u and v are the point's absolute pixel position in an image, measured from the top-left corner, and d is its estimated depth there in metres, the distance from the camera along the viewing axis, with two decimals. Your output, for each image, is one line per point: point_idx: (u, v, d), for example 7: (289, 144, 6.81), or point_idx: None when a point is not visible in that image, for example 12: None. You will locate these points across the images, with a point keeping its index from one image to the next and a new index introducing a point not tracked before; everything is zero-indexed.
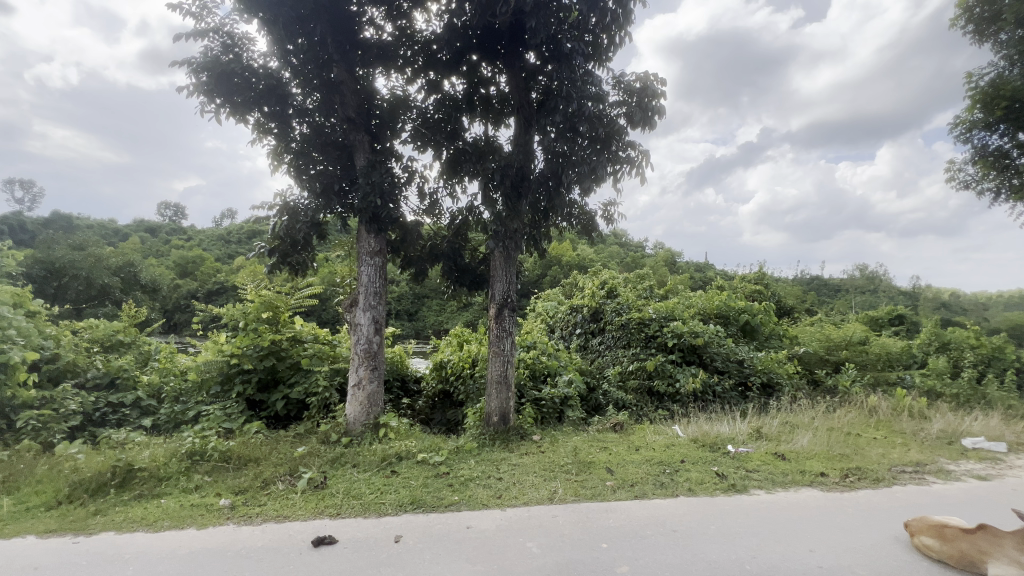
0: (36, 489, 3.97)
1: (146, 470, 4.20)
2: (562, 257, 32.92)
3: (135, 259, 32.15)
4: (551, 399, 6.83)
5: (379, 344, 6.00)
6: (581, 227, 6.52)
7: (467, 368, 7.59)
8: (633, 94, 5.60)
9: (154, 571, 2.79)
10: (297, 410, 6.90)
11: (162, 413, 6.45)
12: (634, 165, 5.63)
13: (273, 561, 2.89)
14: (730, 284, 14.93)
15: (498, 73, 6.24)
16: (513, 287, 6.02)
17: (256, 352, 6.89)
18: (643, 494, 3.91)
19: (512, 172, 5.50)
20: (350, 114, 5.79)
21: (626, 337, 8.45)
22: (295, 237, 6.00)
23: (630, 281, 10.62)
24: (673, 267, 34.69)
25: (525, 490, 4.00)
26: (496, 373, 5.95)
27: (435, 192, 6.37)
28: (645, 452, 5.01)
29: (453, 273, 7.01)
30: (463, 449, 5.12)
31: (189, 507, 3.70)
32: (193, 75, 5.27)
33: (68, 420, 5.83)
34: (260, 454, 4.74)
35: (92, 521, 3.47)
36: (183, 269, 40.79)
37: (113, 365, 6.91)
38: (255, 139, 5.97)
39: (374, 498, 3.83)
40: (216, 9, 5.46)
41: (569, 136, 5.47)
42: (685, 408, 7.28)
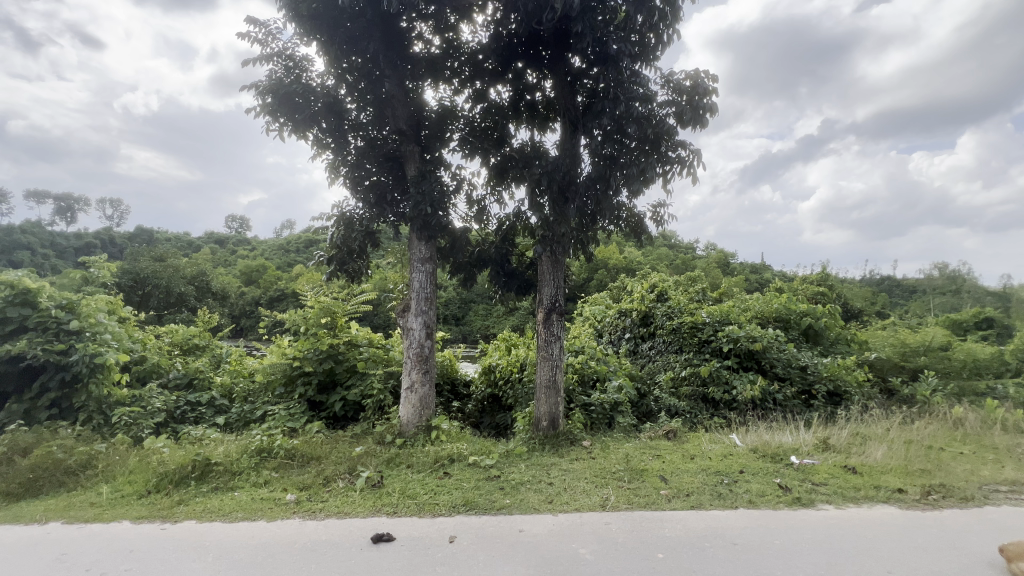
0: (129, 478, 4.38)
1: (221, 464, 4.51)
2: (608, 260, 32.56)
3: (207, 269, 34.87)
4: (601, 404, 6.75)
5: (431, 348, 6.16)
6: (629, 229, 6.41)
7: (516, 372, 7.63)
8: (683, 92, 5.47)
9: (230, 559, 3.00)
10: (354, 411, 7.18)
11: (234, 413, 6.91)
12: (685, 164, 5.47)
13: (335, 555, 3.02)
14: (791, 286, 14.14)
15: (543, 79, 6.29)
16: (561, 291, 6.00)
17: (316, 355, 7.28)
18: (700, 504, 3.79)
19: (559, 176, 5.51)
20: (401, 126, 6.04)
21: (677, 342, 8.22)
22: (351, 246, 6.27)
23: (680, 284, 10.31)
24: (727, 268, 33.38)
25: (577, 496, 3.97)
26: (545, 377, 5.95)
27: (483, 199, 6.47)
28: (700, 461, 4.83)
29: (501, 278, 7.10)
30: (513, 453, 5.15)
31: (260, 500, 3.96)
32: (260, 98, 5.67)
33: (153, 416, 6.37)
34: (321, 453, 4.98)
35: (176, 510, 3.79)
36: (248, 277, 43.67)
37: (191, 367, 7.50)
38: (315, 154, 6.33)
39: (429, 498, 3.93)
40: (279, 35, 5.87)
41: (617, 138, 5.42)
42: (742, 416, 6.97)
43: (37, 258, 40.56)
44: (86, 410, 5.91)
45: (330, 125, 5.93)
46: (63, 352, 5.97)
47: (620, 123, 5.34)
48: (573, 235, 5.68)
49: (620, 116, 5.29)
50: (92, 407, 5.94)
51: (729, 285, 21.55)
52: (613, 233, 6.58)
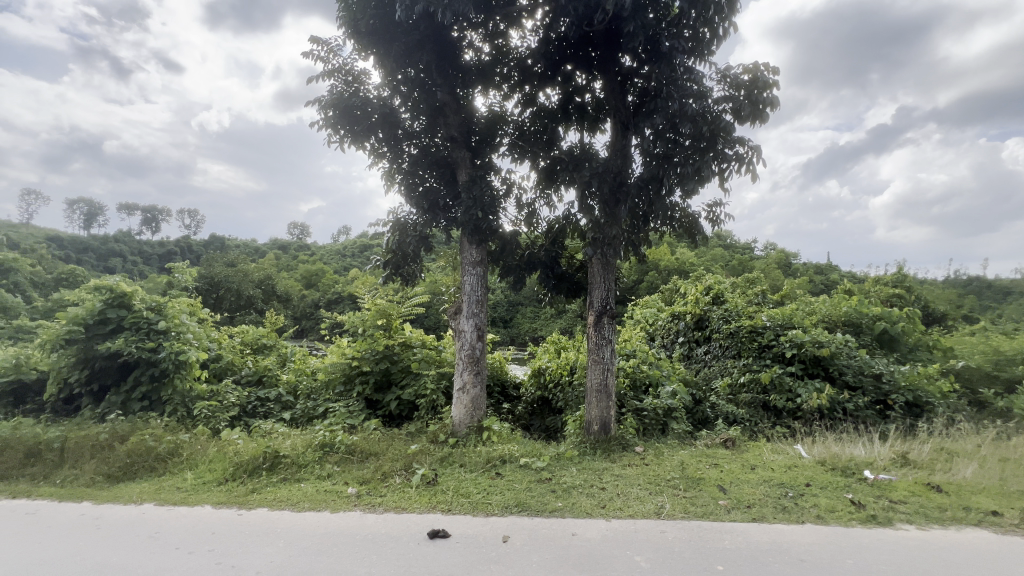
0: (208, 467, 4.76)
1: (289, 457, 4.82)
2: (660, 262, 31.77)
3: (272, 274, 37.26)
4: (654, 410, 6.58)
5: (482, 350, 6.25)
6: (683, 229, 6.24)
7: (566, 375, 7.59)
8: (741, 87, 5.26)
9: (300, 545, 3.20)
10: (409, 410, 7.40)
11: (299, 409, 7.32)
12: (744, 162, 5.26)
13: (395, 548, 3.15)
14: (862, 288, 13.13)
15: (593, 81, 6.27)
16: (612, 294, 5.92)
17: (373, 355, 7.60)
18: (762, 517, 3.61)
19: (610, 178, 5.45)
20: (453, 133, 6.21)
21: (735, 346, 7.87)
22: (406, 251, 6.47)
23: (737, 286, 9.88)
24: (788, 269, 31.58)
25: (631, 502, 3.91)
26: (596, 381, 5.89)
27: (533, 202, 6.50)
28: (762, 472, 4.61)
29: (550, 280, 7.12)
30: (565, 456, 5.14)
31: (324, 492, 4.19)
32: (323, 112, 6.00)
33: (229, 410, 6.89)
34: (379, 449, 5.20)
35: (250, 497, 4.09)
36: (309, 280, 46.15)
37: (261, 365, 8.04)
38: (372, 163, 6.62)
39: (482, 498, 4.00)
40: (340, 52, 6.20)
41: (670, 136, 5.30)
42: (808, 426, 6.56)
43: (128, 265, 45.09)
44: (172, 403, 6.48)
45: (386, 135, 6.18)
46: (152, 350, 6.61)
47: (674, 121, 5.22)
48: (624, 237, 5.60)
49: (673, 115, 5.17)
50: (177, 400, 6.52)
51: (791, 286, 20.34)
52: (666, 233, 6.42)
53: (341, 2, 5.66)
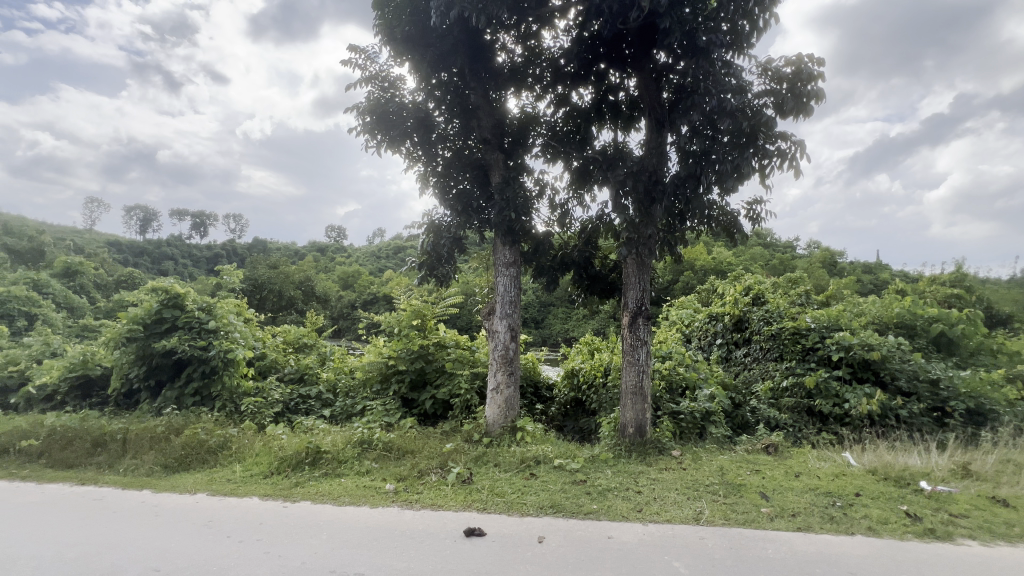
0: (255, 460, 4.99)
1: (330, 452, 4.98)
2: (695, 261, 30.98)
3: (311, 276, 38.59)
4: (691, 413, 6.42)
5: (515, 350, 6.27)
6: (721, 228, 6.07)
7: (599, 377, 7.52)
8: (783, 81, 5.08)
9: (341, 538, 3.31)
10: (443, 409, 7.51)
11: (338, 406, 7.55)
12: (786, 157, 5.08)
13: (432, 544, 3.21)
14: (917, 288, 12.38)
15: (627, 78, 6.19)
16: (647, 295, 5.83)
17: (408, 354, 7.73)
18: (808, 527, 3.47)
19: (645, 177, 5.36)
20: (486, 135, 6.27)
21: (777, 349, 7.58)
22: (440, 252, 6.57)
23: (779, 286, 9.51)
24: (833, 268, 30.15)
25: (668, 507, 3.84)
26: (631, 383, 5.80)
27: (566, 203, 6.47)
28: (806, 480, 4.43)
29: (584, 281, 7.07)
30: (599, 459, 5.09)
31: (363, 487, 4.32)
32: (360, 118, 6.18)
33: (273, 406, 7.18)
34: (415, 447, 5.31)
35: (295, 490, 4.27)
36: (345, 280, 47.43)
37: (303, 363, 8.34)
38: (407, 167, 6.76)
39: (517, 498, 4.02)
40: (376, 59, 6.36)
41: (707, 133, 5.18)
42: (857, 433, 6.25)
43: (179, 268, 47.77)
44: (221, 398, 6.82)
45: (420, 138, 6.30)
46: (203, 348, 6.99)
47: (711, 117, 5.09)
48: (659, 237, 5.50)
49: (711, 111, 5.04)
50: (226, 396, 6.85)
51: (838, 286, 19.42)
52: (703, 232, 6.28)
53: (378, 11, 5.82)
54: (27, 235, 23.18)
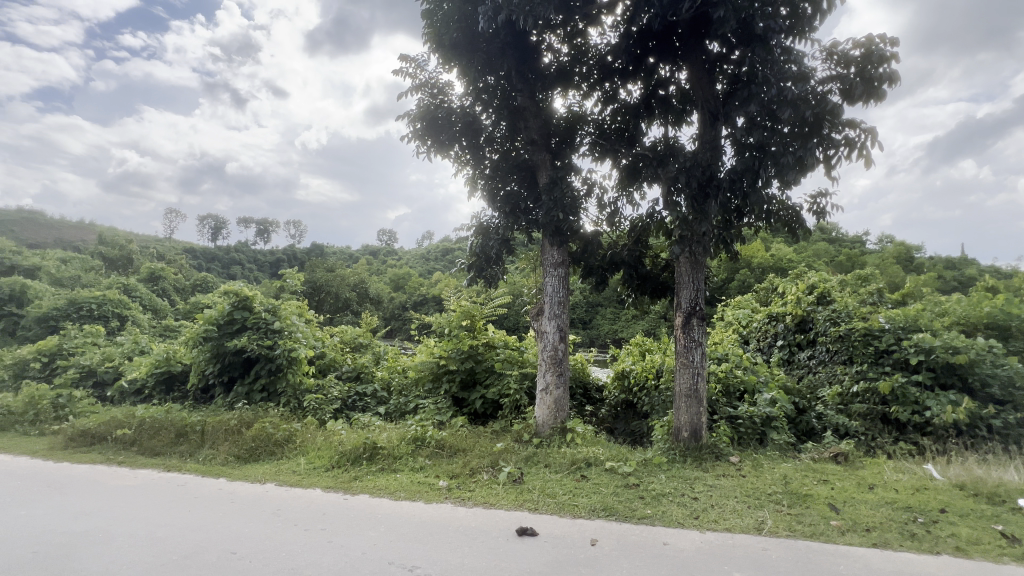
0: (317, 453, 5.26)
1: (385, 448, 5.17)
2: (752, 259, 29.55)
3: (365, 278, 40.23)
4: (750, 418, 6.13)
5: (564, 351, 6.24)
6: (782, 223, 5.76)
7: (651, 379, 7.34)
8: (851, 64, 4.75)
9: (400, 532, 3.42)
10: (493, 408, 7.60)
11: (392, 404, 7.82)
12: (855, 146, 4.75)
13: (485, 541, 3.26)
14: (1010, 285, 11.16)
15: (678, 71, 6.02)
16: (701, 294, 5.63)
17: (459, 354, 7.84)
18: (885, 544, 3.22)
19: (699, 172, 5.18)
20: (533, 136, 6.28)
21: (846, 351, 7.07)
22: (488, 253, 6.65)
23: (848, 284, 8.88)
24: (910, 264, 27.78)
25: (728, 515, 3.69)
26: (685, 386, 5.62)
27: (614, 202, 6.35)
28: (882, 492, 4.10)
29: (634, 280, 6.92)
30: (652, 463, 4.97)
31: (417, 483, 4.45)
32: (411, 125, 6.38)
33: (332, 402, 7.53)
34: (467, 445, 5.41)
35: (354, 484, 4.47)
36: (397, 282, 49.04)
37: (359, 362, 8.70)
38: (456, 170, 6.89)
39: (568, 499, 4.01)
40: (426, 67, 6.54)
41: (766, 124, 4.95)
42: (941, 444, 5.73)
43: (245, 272, 51.36)
44: (286, 394, 7.25)
45: (468, 142, 6.41)
46: (270, 347, 7.47)
47: (770, 107, 4.86)
48: (714, 234, 5.30)
49: (770, 101, 4.82)
50: (290, 392, 7.27)
51: (915, 284, 17.85)
52: (761, 229, 5.99)
53: (427, 19, 5.98)
54: (118, 244, 25.66)
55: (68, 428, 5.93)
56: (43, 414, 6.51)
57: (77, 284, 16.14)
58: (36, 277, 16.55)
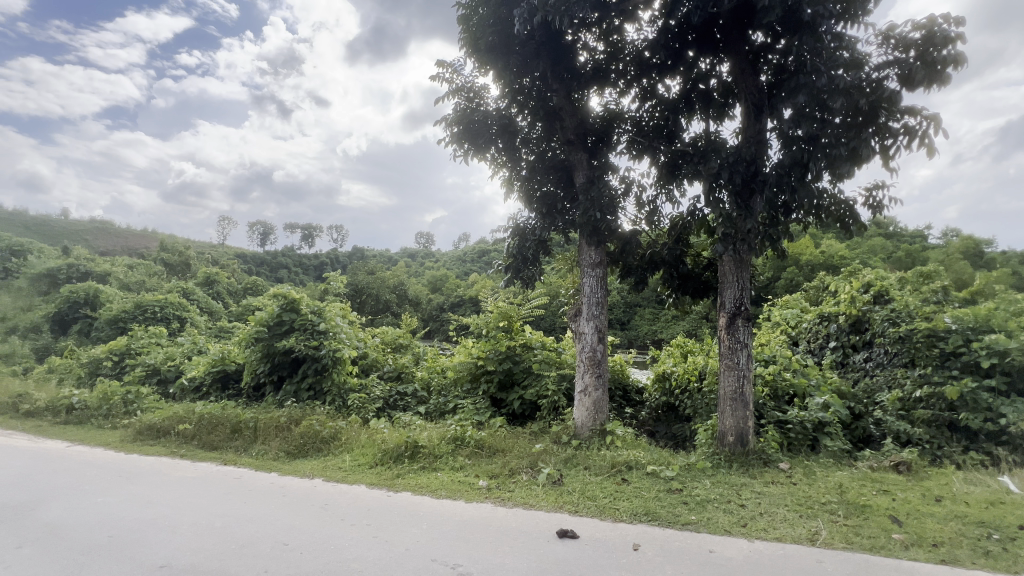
0: (361, 451, 5.42)
1: (426, 447, 5.26)
2: (801, 256, 28.19)
3: (404, 281, 41.17)
4: (801, 423, 5.85)
5: (603, 352, 6.16)
6: (834, 219, 5.48)
7: (693, 381, 7.14)
8: (911, 47, 4.47)
9: (440, 530, 3.48)
10: (531, 410, 7.59)
11: (432, 404, 7.94)
12: (916, 135, 4.46)
13: (526, 542, 3.27)
14: None
15: (719, 64, 5.83)
16: (746, 294, 5.43)
17: (496, 355, 7.91)
18: (955, 561, 3.00)
19: (743, 167, 5.00)
20: (570, 136, 6.25)
21: (907, 353, 6.63)
22: (526, 254, 6.65)
23: (908, 282, 8.32)
24: (978, 260, 25.74)
25: (778, 524, 3.53)
26: (730, 389, 5.43)
27: (653, 199, 6.21)
28: (950, 506, 3.82)
29: (675, 280, 6.76)
30: (696, 467, 4.83)
31: (458, 482, 4.52)
32: (448, 129, 6.48)
33: (374, 401, 7.72)
34: (506, 446, 5.44)
35: (397, 481, 4.59)
36: (434, 283, 49.84)
37: (400, 362, 8.91)
38: (492, 172, 6.94)
39: (609, 503, 3.95)
40: (462, 71, 6.63)
41: (816, 114, 4.73)
42: (1018, 455, 5.27)
43: (292, 275, 53.66)
44: (331, 393, 7.52)
45: (505, 144, 6.46)
46: (316, 348, 7.78)
47: (820, 97, 4.64)
48: (760, 231, 5.09)
49: (820, 90, 4.58)
50: (335, 391, 7.54)
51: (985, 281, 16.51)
52: (810, 225, 5.71)
53: (463, 25, 6.07)
54: (178, 250, 27.32)
55: (136, 422, 6.38)
56: (114, 409, 7.03)
57: (142, 288, 17.36)
58: (106, 282, 17.90)
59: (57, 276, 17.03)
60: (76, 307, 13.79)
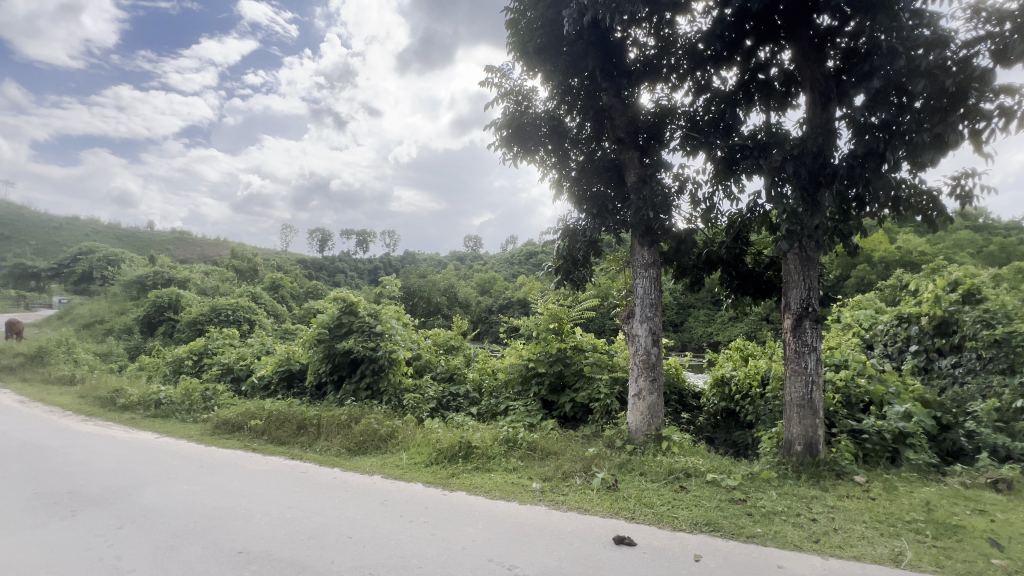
0: (417, 449, 5.57)
1: (479, 448, 5.34)
2: (873, 253, 26.14)
3: (454, 283, 42.01)
4: (878, 434, 5.41)
5: (658, 355, 5.99)
6: (914, 211, 5.03)
7: (756, 386, 6.78)
8: (1006, 20, 4.03)
9: (495, 530, 3.52)
10: (583, 413, 7.49)
11: (484, 405, 8.03)
12: (1013, 116, 4.02)
13: (582, 547, 3.22)
14: None
15: (781, 51, 5.54)
16: (814, 294, 5.11)
17: (547, 357, 7.88)
18: None
19: (809, 159, 4.70)
20: (620, 135, 6.13)
21: (1005, 359, 6.04)
22: (576, 256, 6.58)
23: (1004, 278, 7.53)
24: None
25: (856, 541, 3.29)
26: (797, 395, 5.11)
27: (709, 196, 5.96)
28: None
29: (734, 280, 6.46)
30: (760, 477, 4.58)
31: (512, 484, 4.55)
32: (498, 133, 6.55)
33: (428, 402, 7.92)
34: (558, 449, 5.41)
35: (452, 480, 4.68)
36: (483, 285, 50.34)
37: (452, 364, 9.08)
38: (541, 174, 6.92)
39: (667, 510, 3.83)
40: (510, 75, 6.68)
41: (894, 99, 4.36)
42: None
43: (348, 279, 56.14)
44: (388, 393, 7.80)
45: (554, 145, 6.44)
46: (373, 348, 8.10)
47: (898, 80, 4.29)
48: (829, 227, 4.76)
49: (898, 72, 4.24)
50: (391, 391, 7.82)
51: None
52: (885, 218, 5.27)
53: (511, 29, 6.10)
54: (248, 257, 29.31)
55: (214, 417, 6.89)
56: (196, 404, 7.65)
57: (216, 293, 18.77)
58: (186, 287, 19.50)
59: (145, 282, 18.72)
60: (161, 311, 15.12)
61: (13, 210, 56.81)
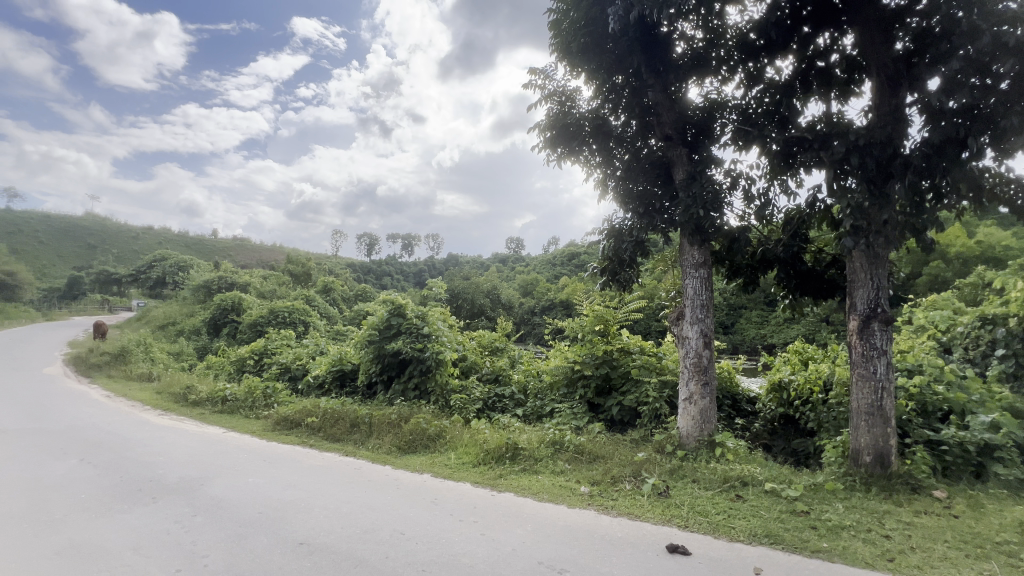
0: (464, 450, 5.65)
1: (526, 450, 5.35)
2: (948, 248, 24.10)
3: (497, 285, 42.37)
4: (960, 445, 4.96)
5: (710, 358, 5.77)
6: (1002, 201, 4.58)
7: (817, 392, 6.39)
8: None
9: (544, 533, 3.50)
10: (631, 417, 7.34)
11: (529, 406, 8.03)
12: None
13: (633, 554, 3.16)
14: None
15: (842, 37, 5.23)
16: (883, 294, 4.76)
17: (593, 360, 7.77)
18: None
19: (875, 150, 4.40)
20: (667, 131, 5.98)
21: None
22: (622, 256, 6.45)
23: None
24: None
25: (936, 562, 3.03)
26: (864, 401, 4.78)
27: (764, 192, 5.69)
28: None
29: (792, 280, 6.12)
30: (824, 489, 4.31)
31: (559, 487, 4.53)
32: (542, 134, 6.54)
33: (474, 403, 8.01)
34: (606, 453, 5.32)
35: (499, 481, 4.71)
36: (525, 287, 50.46)
37: (497, 365, 9.15)
38: (585, 174, 6.85)
39: (723, 520, 3.69)
40: (553, 76, 6.67)
41: (974, 81, 4.00)
42: None
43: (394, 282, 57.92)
44: (435, 393, 7.97)
45: (599, 145, 6.36)
46: (421, 349, 8.29)
47: (980, 60, 3.93)
48: (901, 221, 4.42)
49: (980, 51, 3.88)
50: (438, 391, 7.98)
51: None
52: (965, 210, 4.84)
53: (554, 30, 6.09)
54: (302, 262, 30.81)
55: (274, 414, 7.27)
56: (257, 401, 8.10)
57: (274, 296, 19.85)
58: (247, 291, 20.73)
59: (210, 287, 20.07)
60: (225, 313, 16.14)
61: (98, 222, 62.57)
